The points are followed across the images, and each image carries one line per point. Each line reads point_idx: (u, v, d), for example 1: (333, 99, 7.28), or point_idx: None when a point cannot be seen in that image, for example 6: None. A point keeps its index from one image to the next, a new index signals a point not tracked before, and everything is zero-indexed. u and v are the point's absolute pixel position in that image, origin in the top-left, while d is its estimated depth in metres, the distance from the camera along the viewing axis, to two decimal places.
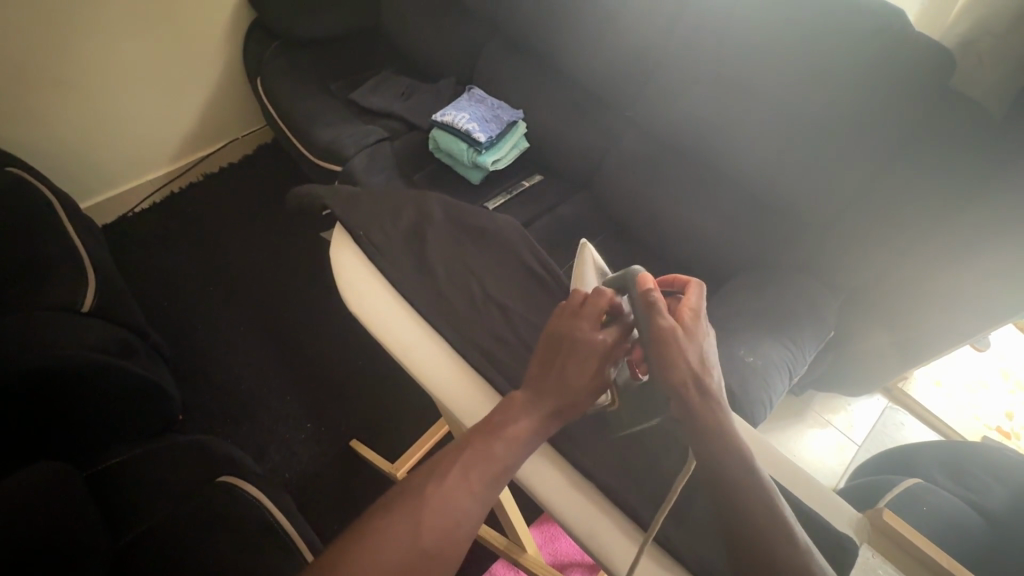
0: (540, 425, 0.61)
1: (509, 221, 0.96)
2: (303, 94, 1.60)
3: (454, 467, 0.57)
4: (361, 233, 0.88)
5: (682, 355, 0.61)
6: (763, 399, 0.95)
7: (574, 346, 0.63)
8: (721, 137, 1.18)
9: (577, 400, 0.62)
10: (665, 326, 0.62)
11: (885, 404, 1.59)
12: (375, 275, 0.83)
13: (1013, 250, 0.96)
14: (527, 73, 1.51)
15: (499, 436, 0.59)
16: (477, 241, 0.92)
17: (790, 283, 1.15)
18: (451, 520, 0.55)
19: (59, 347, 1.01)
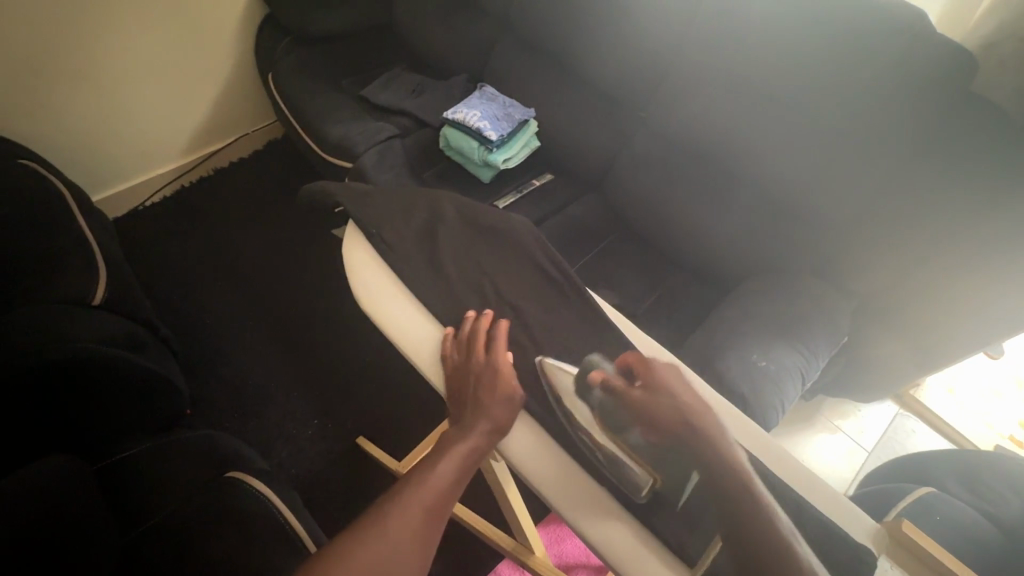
0: (470, 450, 0.67)
1: (523, 222, 0.93)
2: (314, 89, 1.60)
3: (395, 498, 0.63)
4: (375, 231, 0.89)
5: (660, 407, 0.63)
6: (776, 404, 0.95)
7: (477, 373, 0.73)
8: (735, 136, 1.17)
9: (500, 417, 0.70)
10: (629, 393, 0.66)
11: (896, 411, 1.58)
12: (387, 272, 0.85)
13: None
14: (539, 72, 1.50)
15: (434, 465, 0.66)
16: (491, 241, 0.91)
17: (803, 287, 1.13)
18: (400, 543, 0.59)
19: (71, 339, 1.01)
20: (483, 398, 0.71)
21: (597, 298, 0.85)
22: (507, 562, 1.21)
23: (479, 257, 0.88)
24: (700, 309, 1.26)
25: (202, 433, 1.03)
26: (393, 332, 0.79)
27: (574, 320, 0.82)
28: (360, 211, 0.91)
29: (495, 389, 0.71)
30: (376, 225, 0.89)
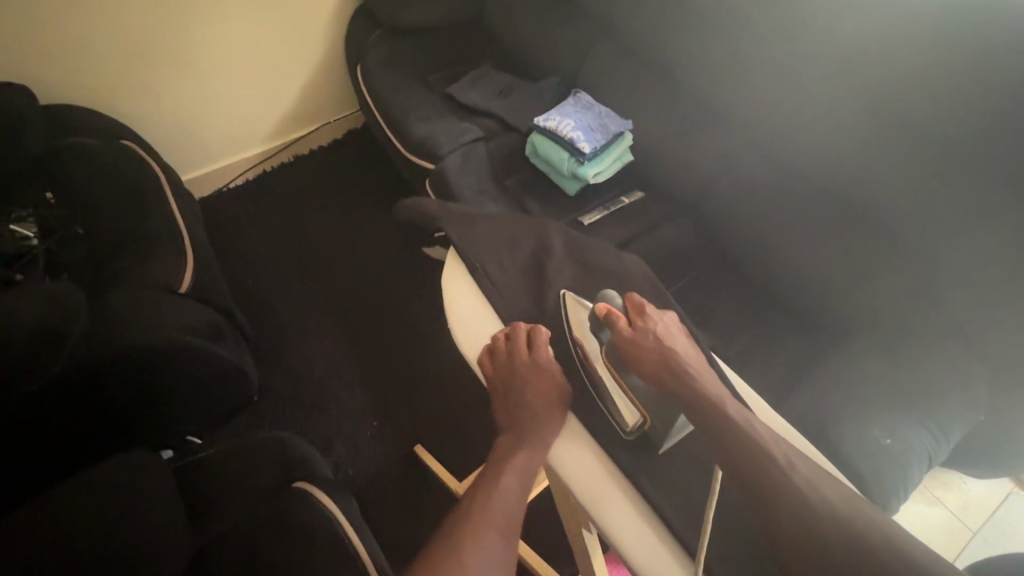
0: (528, 463, 0.75)
1: (637, 262, 0.96)
2: (402, 84, 1.57)
3: (471, 519, 0.69)
4: (478, 265, 0.92)
5: (651, 347, 0.75)
6: (898, 490, 0.84)
7: (525, 377, 0.81)
8: (866, 172, 1.04)
9: (555, 419, 0.78)
10: (623, 331, 0.77)
11: (1012, 491, 1.39)
12: (485, 304, 0.90)
13: None
14: (640, 81, 1.40)
15: (497, 487, 0.74)
16: (602, 281, 0.93)
17: (934, 350, 0.98)
18: (485, 558, 0.65)
19: (155, 326, 1.02)
20: (532, 405, 0.80)
21: (723, 365, 0.85)
22: None
23: (585, 291, 0.91)
24: (800, 359, 1.13)
25: (275, 436, 1.04)
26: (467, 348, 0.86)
27: None
28: (466, 240, 0.94)
29: (541, 394, 0.80)
30: (478, 256, 0.92)
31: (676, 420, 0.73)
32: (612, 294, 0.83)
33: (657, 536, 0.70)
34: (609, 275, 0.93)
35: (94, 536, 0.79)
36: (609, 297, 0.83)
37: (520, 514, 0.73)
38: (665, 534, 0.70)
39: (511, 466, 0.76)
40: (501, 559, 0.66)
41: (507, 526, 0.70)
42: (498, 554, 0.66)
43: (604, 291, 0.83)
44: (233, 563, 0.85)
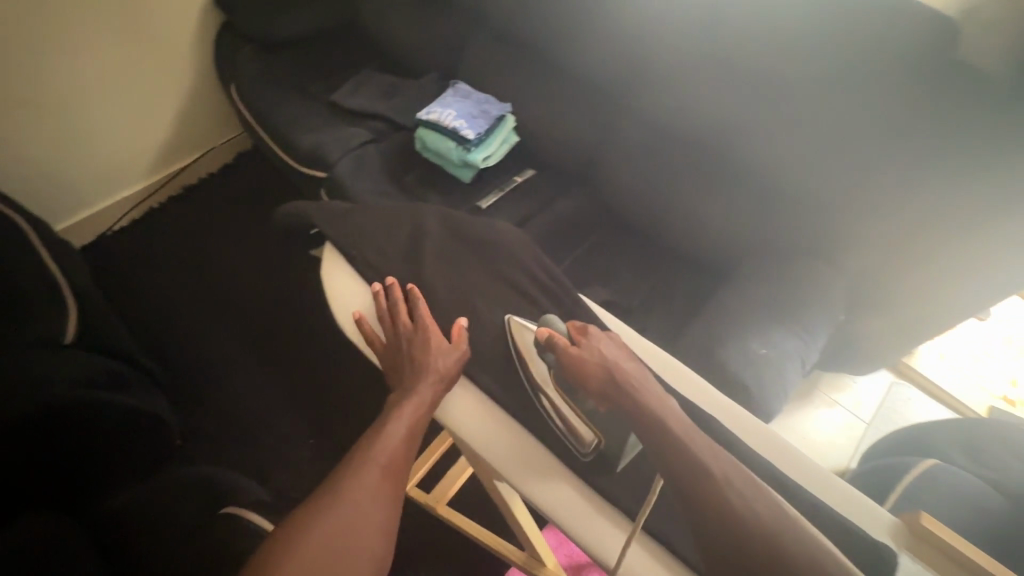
0: (420, 410, 0.77)
1: (511, 228, 1.00)
2: (280, 97, 1.53)
3: (357, 464, 0.71)
4: (354, 252, 0.93)
5: (590, 363, 0.74)
6: (779, 392, 0.94)
7: (413, 336, 0.83)
8: (722, 119, 1.15)
9: (440, 371, 0.80)
10: (567, 350, 0.76)
11: (892, 381, 1.59)
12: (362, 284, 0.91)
13: None
14: (513, 64, 1.45)
15: (381, 436, 0.75)
16: (480, 253, 0.96)
17: (796, 267, 1.11)
18: (366, 502, 0.68)
19: (47, 382, 0.95)
20: (422, 359, 0.80)
21: (591, 304, 0.95)
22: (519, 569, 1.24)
23: (469, 268, 0.94)
24: (694, 299, 1.23)
25: (199, 471, 1.04)
26: (336, 308, 0.89)
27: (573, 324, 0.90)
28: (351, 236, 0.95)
29: (432, 349, 0.82)
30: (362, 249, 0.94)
31: (626, 441, 0.75)
32: (555, 321, 0.84)
33: (576, 490, 0.75)
34: (485, 244, 0.96)
35: None
36: (552, 323, 0.85)
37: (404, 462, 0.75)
38: (573, 477, 0.76)
39: (401, 411, 0.76)
40: (385, 503, 0.69)
41: (393, 470, 0.73)
42: (380, 498, 0.69)
43: (546, 316, 0.85)
44: None
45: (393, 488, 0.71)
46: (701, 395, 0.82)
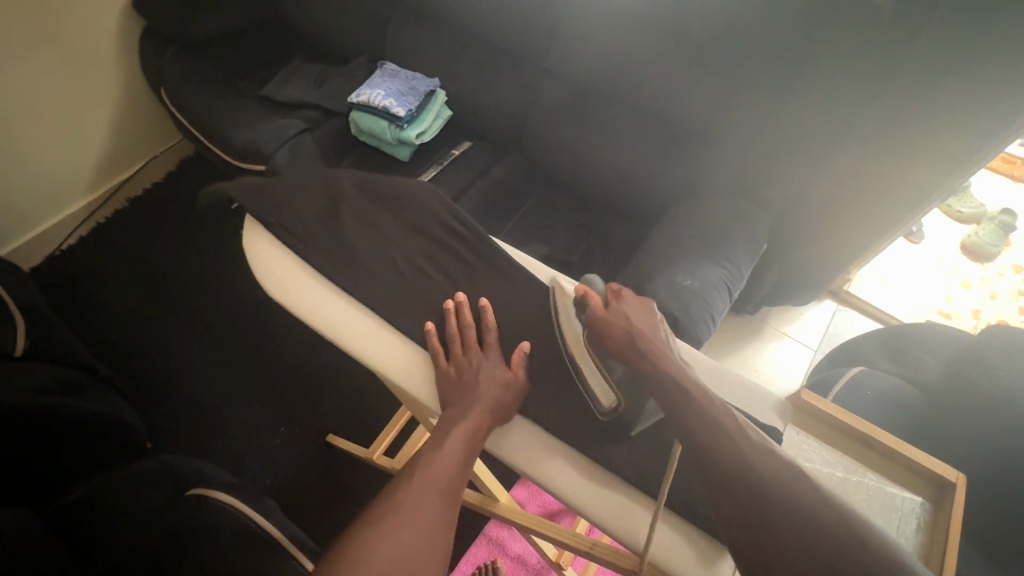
0: (479, 429, 0.67)
1: (424, 184, 0.91)
2: (211, 97, 1.53)
3: (411, 489, 0.60)
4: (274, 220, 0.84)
5: (618, 328, 0.70)
6: (706, 316, 1.00)
7: (477, 359, 0.72)
8: (638, 71, 1.18)
9: (499, 395, 0.70)
10: (597, 310, 0.72)
11: (835, 308, 1.67)
12: (286, 252, 0.81)
13: (925, 131, 1.00)
14: (436, 39, 1.46)
15: (438, 453, 0.64)
16: (392, 210, 0.87)
17: (718, 203, 1.18)
18: (425, 527, 0.58)
19: (12, 391, 0.96)
20: (486, 379, 0.71)
21: (501, 244, 0.87)
22: (496, 522, 1.30)
23: (377, 222, 0.85)
24: (631, 246, 1.28)
25: (161, 459, 1.05)
26: (267, 284, 0.77)
27: (499, 279, 0.82)
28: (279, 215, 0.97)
29: (493, 371, 0.72)
30: None
31: (646, 406, 0.70)
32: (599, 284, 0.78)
33: (542, 443, 0.72)
34: (395, 204, 0.87)
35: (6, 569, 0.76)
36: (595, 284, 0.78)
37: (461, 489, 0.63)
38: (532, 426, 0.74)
39: (459, 429, 0.66)
40: (442, 529, 0.59)
41: (452, 494, 0.62)
42: (439, 524, 0.59)
43: (589, 276, 0.79)
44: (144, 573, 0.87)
45: (451, 514, 0.60)
46: None
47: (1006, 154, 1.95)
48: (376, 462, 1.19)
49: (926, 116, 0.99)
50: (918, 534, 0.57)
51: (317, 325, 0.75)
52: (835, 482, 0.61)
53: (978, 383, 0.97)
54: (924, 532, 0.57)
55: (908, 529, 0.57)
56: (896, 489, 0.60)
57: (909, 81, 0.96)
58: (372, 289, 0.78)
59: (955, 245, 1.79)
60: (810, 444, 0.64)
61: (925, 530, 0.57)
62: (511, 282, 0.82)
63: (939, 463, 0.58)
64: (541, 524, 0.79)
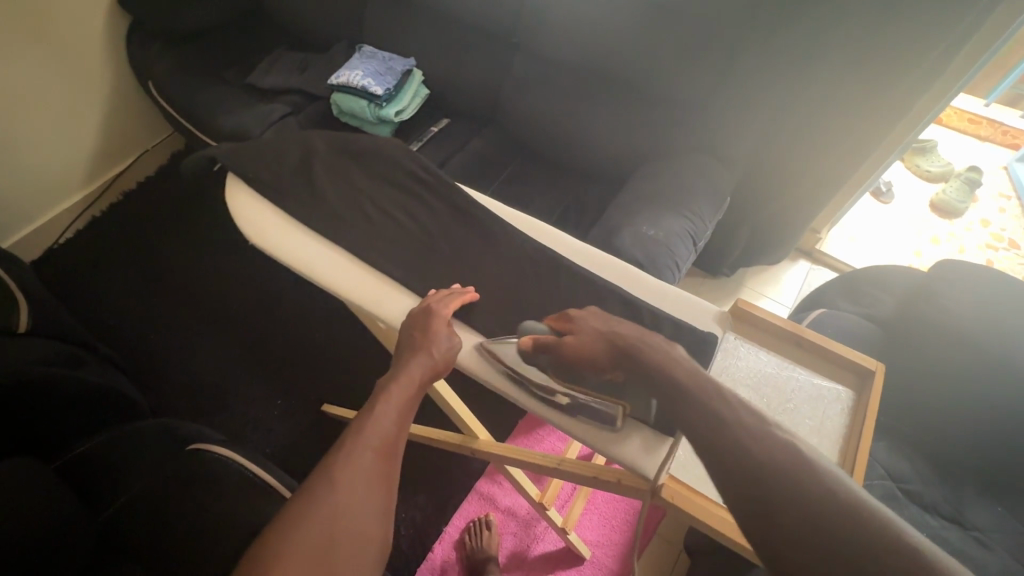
0: (412, 385, 0.65)
1: (394, 141, 0.98)
2: (197, 86, 1.58)
3: (345, 450, 0.57)
4: (257, 180, 0.89)
5: (589, 345, 0.65)
6: (669, 263, 1.06)
7: (413, 324, 0.73)
8: (600, 40, 1.24)
9: (440, 354, 0.70)
10: (558, 343, 0.68)
11: (810, 267, 1.72)
12: (270, 207, 0.87)
13: (872, 75, 1.07)
14: (409, 21, 1.52)
15: (373, 412, 0.61)
16: (364, 165, 0.95)
17: (684, 161, 1.23)
18: (361, 484, 0.55)
19: (21, 361, 1.02)
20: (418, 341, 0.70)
21: (466, 190, 0.93)
22: (486, 479, 1.35)
23: (356, 182, 0.92)
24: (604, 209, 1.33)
25: (161, 422, 1.11)
26: (252, 236, 0.84)
27: (469, 225, 0.88)
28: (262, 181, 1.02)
29: (434, 332, 0.72)
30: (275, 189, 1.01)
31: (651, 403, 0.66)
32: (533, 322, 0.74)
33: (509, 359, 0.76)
34: (368, 160, 0.95)
35: (19, 516, 0.82)
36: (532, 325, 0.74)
37: (399, 448, 0.61)
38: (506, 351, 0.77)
39: (393, 388, 0.64)
40: (381, 490, 0.56)
41: (389, 449, 0.59)
42: (375, 482, 0.56)
43: (524, 324, 0.74)
44: (146, 522, 0.93)
45: (390, 471, 0.58)
46: (585, 257, 0.86)
47: (973, 116, 2.01)
48: None
49: (871, 60, 1.05)
50: (840, 417, 0.63)
51: (293, 265, 0.81)
52: (766, 378, 0.67)
53: (929, 314, 1.03)
54: (846, 416, 0.64)
55: (832, 413, 0.64)
56: (820, 381, 0.67)
57: (857, 28, 1.02)
58: (350, 237, 0.84)
59: (922, 204, 1.85)
60: (744, 347, 0.71)
61: (848, 414, 0.64)
62: (479, 227, 0.88)
63: (859, 355, 0.66)
64: (515, 451, 0.84)
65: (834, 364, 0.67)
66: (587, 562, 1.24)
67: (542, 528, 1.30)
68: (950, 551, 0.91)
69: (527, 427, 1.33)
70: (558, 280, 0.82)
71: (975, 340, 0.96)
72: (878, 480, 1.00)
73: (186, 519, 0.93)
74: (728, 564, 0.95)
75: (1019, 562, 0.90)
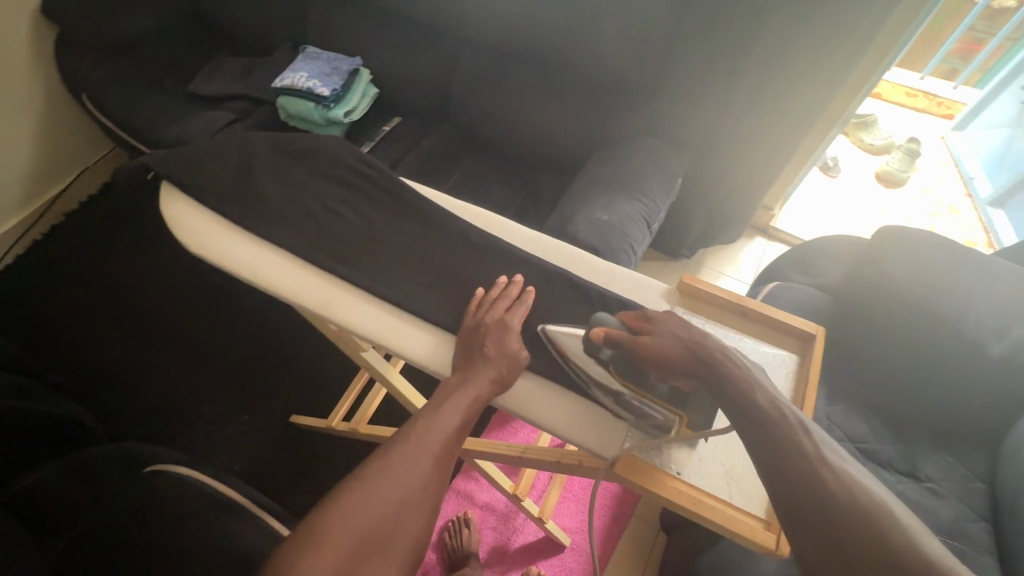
0: (478, 399, 0.66)
1: (338, 139, 0.96)
2: (134, 97, 1.52)
3: (402, 449, 0.59)
4: (199, 188, 0.86)
5: (667, 347, 0.58)
6: (625, 246, 1.07)
7: (487, 329, 0.72)
8: (543, 31, 1.24)
9: (504, 367, 0.69)
10: (630, 340, 0.61)
11: (766, 244, 1.76)
12: (213, 216, 0.85)
13: (807, 51, 1.10)
14: (352, 19, 1.49)
15: (435, 419, 0.63)
16: (308, 165, 0.93)
17: (637, 146, 1.25)
18: (416, 486, 0.57)
19: None
20: (492, 351, 0.70)
21: (414, 184, 0.93)
22: (462, 476, 1.34)
23: (301, 183, 0.90)
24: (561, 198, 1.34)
25: (118, 447, 1.09)
26: (196, 246, 0.81)
27: (421, 220, 0.87)
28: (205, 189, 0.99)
29: (507, 342, 0.71)
30: None
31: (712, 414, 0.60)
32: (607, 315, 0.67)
33: None
34: (313, 160, 0.93)
35: None
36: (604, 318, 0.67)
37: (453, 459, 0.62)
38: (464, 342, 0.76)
39: (459, 398, 0.65)
40: (429, 496, 0.58)
41: (444, 459, 0.61)
42: (427, 488, 0.58)
43: (598, 315, 0.67)
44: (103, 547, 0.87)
45: (441, 479, 0.59)
46: (537, 245, 0.88)
47: (910, 89, 2.10)
48: (337, 430, 1.19)
49: (807, 37, 1.08)
50: (787, 381, 0.66)
51: (239, 273, 0.80)
52: None
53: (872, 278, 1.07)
54: (792, 379, 0.66)
55: (779, 378, 0.66)
56: (766, 348, 0.69)
57: (794, 7, 1.05)
58: (299, 240, 0.82)
59: (867, 176, 1.93)
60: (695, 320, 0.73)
61: (793, 376, 0.67)
62: (432, 221, 0.87)
63: (799, 321, 0.70)
64: (482, 445, 0.83)
65: (777, 330, 0.71)
66: (568, 549, 1.25)
67: (521, 520, 1.30)
68: (908, 504, 0.97)
69: (500, 421, 1.33)
70: (513, 269, 0.82)
71: (917, 302, 1.01)
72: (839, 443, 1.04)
73: (148, 539, 0.88)
74: (700, 536, 0.98)
75: (968, 507, 0.97)
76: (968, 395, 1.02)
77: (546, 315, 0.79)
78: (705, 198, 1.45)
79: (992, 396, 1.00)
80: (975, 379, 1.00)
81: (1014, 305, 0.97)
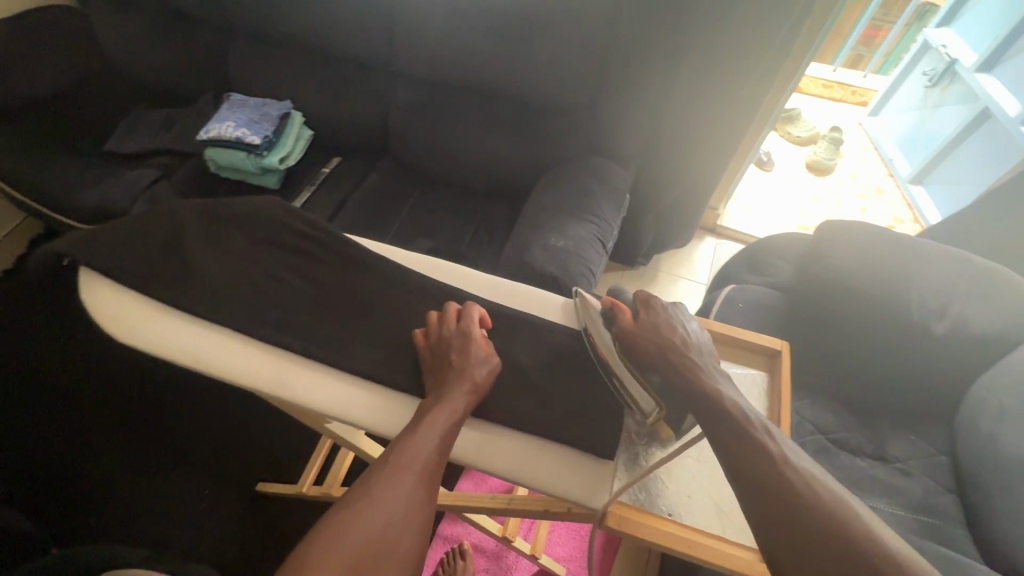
0: (455, 412, 0.64)
1: (273, 198, 0.91)
2: (42, 162, 1.40)
3: (380, 473, 0.57)
4: (122, 269, 0.79)
5: (648, 339, 0.64)
6: (584, 270, 1.06)
7: (448, 341, 0.71)
8: (474, 62, 1.22)
9: (472, 374, 0.68)
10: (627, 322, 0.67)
11: (716, 242, 1.82)
12: (141, 299, 0.78)
13: (730, 62, 1.15)
14: (276, 62, 1.44)
15: (411, 437, 0.61)
16: (244, 228, 0.87)
17: (581, 165, 1.26)
18: (401, 511, 0.55)
19: None
20: (459, 363, 0.69)
21: (358, 239, 0.89)
22: (447, 521, 1.30)
23: (238, 249, 0.85)
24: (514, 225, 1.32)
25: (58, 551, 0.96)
26: (123, 336, 0.74)
27: (370, 274, 0.84)
28: None
29: (471, 350, 0.70)
30: None
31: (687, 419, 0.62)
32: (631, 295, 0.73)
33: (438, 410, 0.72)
34: (250, 223, 0.88)
35: None
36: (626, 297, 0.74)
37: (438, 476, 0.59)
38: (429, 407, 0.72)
39: (434, 413, 0.63)
40: (416, 518, 0.55)
41: (429, 479, 0.58)
42: (413, 512, 0.55)
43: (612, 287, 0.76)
44: None
45: (426, 497, 0.57)
46: (494, 291, 0.86)
47: (825, 81, 2.24)
48: (309, 496, 1.12)
49: (726, 48, 1.13)
50: (761, 401, 0.67)
51: (176, 357, 0.73)
52: None
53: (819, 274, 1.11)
54: (764, 397, 0.68)
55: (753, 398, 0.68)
56: (737, 368, 0.71)
57: (710, 23, 1.09)
58: (242, 313, 0.77)
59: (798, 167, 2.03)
60: None
61: (764, 395, 0.69)
62: (382, 275, 0.84)
63: (764, 337, 0.72)
64: (465, 499, 0.80)
65: (745, 350, 0.72)
66: None
67: (513, 556, 1.26)
68: (881, 487, 1.00)
69: None
70: None
71: (865, 291, 1.05)
72: (809, 437, 1.07)
73: None
74: None
75: (935, 481, 1.02)
76: (920, 374, 1.07)
77: (511, 358, 0.77)
78: (653, 207, 1.47)
79: (941, 373, 1.05)
80: (923, 358, 1.05)
81: (949, 284, 1.04)
